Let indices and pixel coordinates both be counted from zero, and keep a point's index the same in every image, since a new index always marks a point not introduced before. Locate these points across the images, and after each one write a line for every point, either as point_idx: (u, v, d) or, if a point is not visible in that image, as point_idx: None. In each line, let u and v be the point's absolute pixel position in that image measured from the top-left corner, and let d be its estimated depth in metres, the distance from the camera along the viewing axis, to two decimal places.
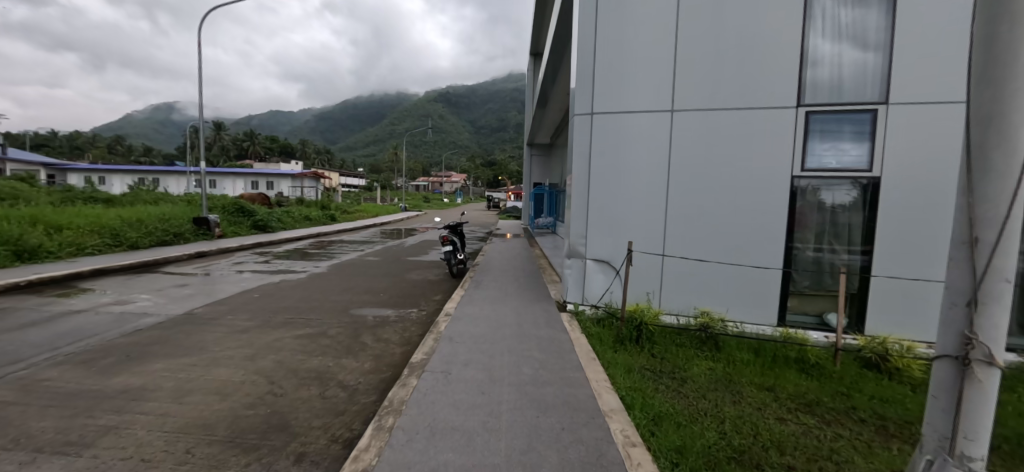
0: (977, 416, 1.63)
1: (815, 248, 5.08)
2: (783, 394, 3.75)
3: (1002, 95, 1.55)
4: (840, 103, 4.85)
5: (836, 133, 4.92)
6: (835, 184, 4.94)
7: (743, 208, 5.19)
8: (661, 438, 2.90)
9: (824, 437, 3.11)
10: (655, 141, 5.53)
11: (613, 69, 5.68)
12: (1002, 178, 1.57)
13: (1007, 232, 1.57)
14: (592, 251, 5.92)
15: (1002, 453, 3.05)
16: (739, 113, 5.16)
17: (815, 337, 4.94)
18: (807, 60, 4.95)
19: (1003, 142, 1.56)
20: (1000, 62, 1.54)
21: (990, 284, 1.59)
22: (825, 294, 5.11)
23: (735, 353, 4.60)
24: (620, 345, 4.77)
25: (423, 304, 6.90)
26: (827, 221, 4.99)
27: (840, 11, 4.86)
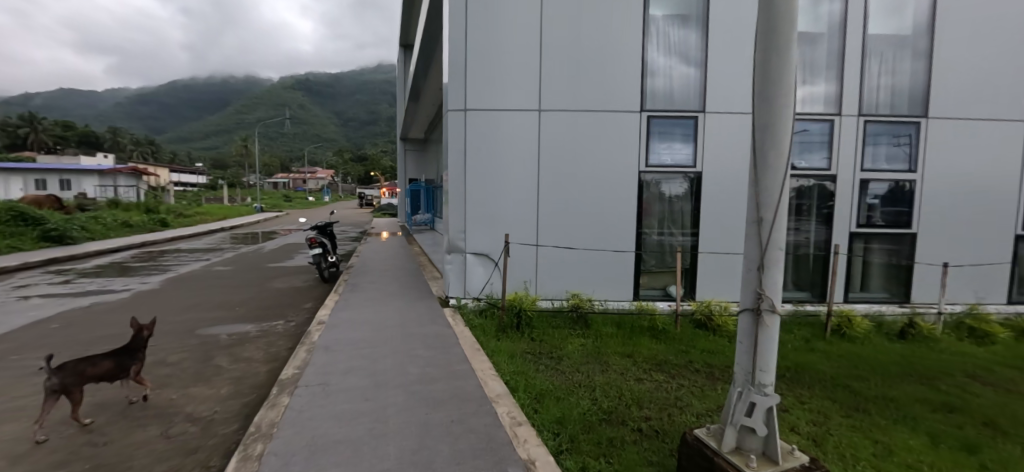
0: (766, 354, 2.14)
1: (658, 233, 6.01)
2: (639, 358, 4.38)
3: (774, 108, 2.05)
4: (672, 110, 5.82)
5: (670, 135, 5.88)
6: (672, 179, 5.92)
7: (602, 200, 5.86)
8: (542, 413, 3.15)
9: (673, 389, 3.74)
10: (526, 137, 5.83)
11: (485, 65, 5.78)
12: (774, 170, 2.08)
13: (778, 213, 2.08)
14: (472, 245, 5.96)
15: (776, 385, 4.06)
16: (597, 115, 5.79)
17: (661, 306, 5.85)
18: (647, 71, 5.81)
19: (776, 146, 2.07)
20: (771, 85, 2.04)
21: (771, 253, 2.10)
22: (667, 270, 6.09)
23: (601, 328, 5.19)
24: (502, 333, 4.97)
25: (290, 315, 6.21)
26: (666, 209, 5.97)
27: (669, 31, 5.82)
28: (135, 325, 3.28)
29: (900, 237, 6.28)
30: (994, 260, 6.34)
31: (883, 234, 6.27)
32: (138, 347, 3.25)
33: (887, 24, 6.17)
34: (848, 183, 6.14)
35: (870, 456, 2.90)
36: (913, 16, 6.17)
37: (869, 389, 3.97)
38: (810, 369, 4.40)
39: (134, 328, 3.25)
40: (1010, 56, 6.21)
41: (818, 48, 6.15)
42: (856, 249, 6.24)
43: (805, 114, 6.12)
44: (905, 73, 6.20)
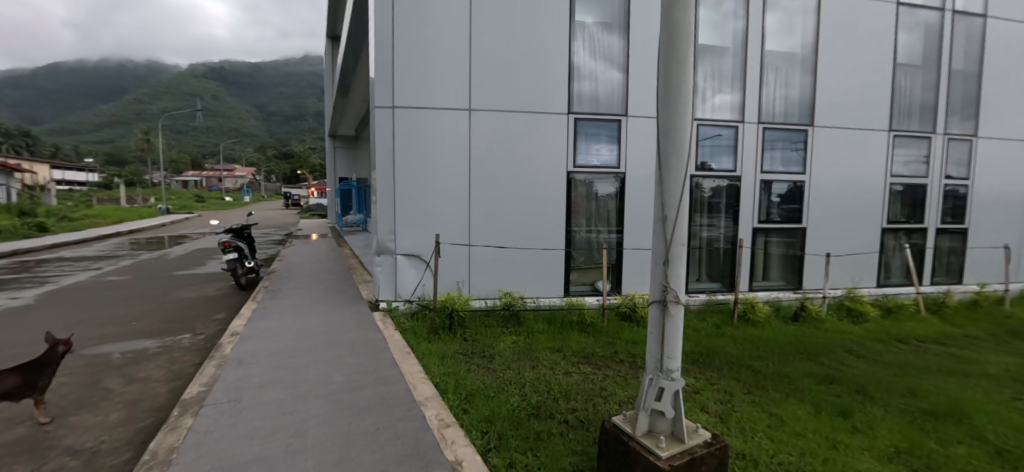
0: (672, 342, 2.31)
1: (586, 230, 6.26)
2: (568, 352, 4.53)
3: (675, 114, 2.21)
4: (597, 113, 6.10)
5: (596, 136, 6.16)
6: (598, 179, 6.20)
7: (533, 199, 5.99)
8: (472, 413, 3.15)
9: (599, 380, 3.92)
10: (458, 137, 5.79)
11: (413, 61, 5.63)
12: (676, 171, 2.25)
13: (680, 211, 2.26)
14: (402, 246, 5.80)
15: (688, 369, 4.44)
16: (527, 116, 5.90)
17: (590, 301, 6.11)
18: (574, 75, 6.03)
19: (677, 149, 2.23)
20: (672, 93, 2.20)
21: (675, 248, 2.27)
22: (595, 266, 6.37)
23: (533, 325, 5.31)
24: (434, 335, 4.90)
25: (199, 327, 5.64)
26: (593, 208, 6.23)
27: (593, 37, 6.10)
28: (51, 340, 2.97)
29: (794, 231, 7.08)
30: (866, 250, 7.37)
31: (780, 228, 7.03)
32: (48, 363, 2.92)
33: (780, 42, 6.92)
34: (751, 183, 6.81)
35: (766, 427, 3.25)
36: (801, 36, 6.99)
37: (768, 367, 4.43)
38: (719, 353, 4.83)
39: (46, 341, 2.94)
40: (875, 75, 7.25)
41: (725, 60, 6.75)
42: (758, 242, 6.95)
43: (715, 120, 6.68)
44: (795, 86, 6.99)
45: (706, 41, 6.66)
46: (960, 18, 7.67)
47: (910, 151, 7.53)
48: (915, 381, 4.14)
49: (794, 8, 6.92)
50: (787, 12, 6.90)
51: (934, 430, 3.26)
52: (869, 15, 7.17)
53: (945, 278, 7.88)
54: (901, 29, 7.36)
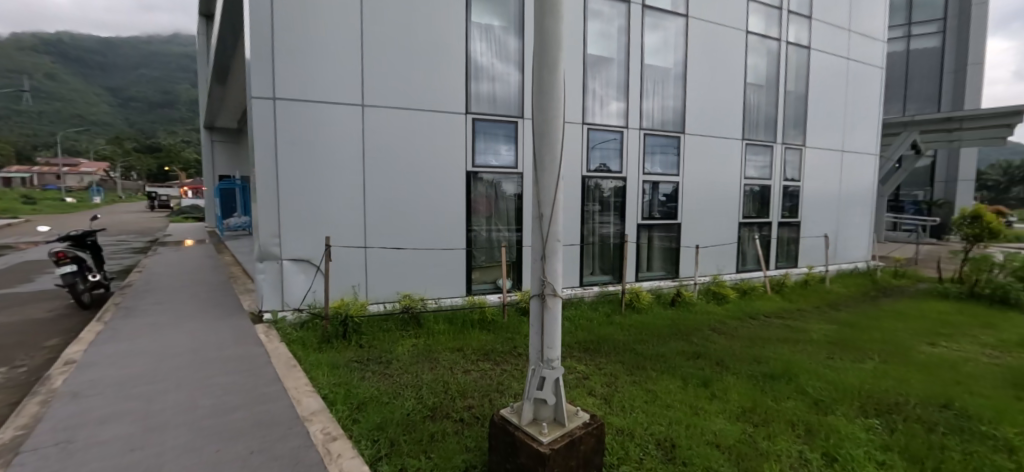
0: (552, 333, 2.47)
1: (487, 229, 6.38)
2: (468, 350, 4.59)
3: (548, 118, 2.37)
4: (494, 113, 6.29)
5: (494, 137, 6.34)
6: (498, 179, 6.36)
7: (433, 199, 5.95)
8: (362, 422, 3.03)
9: (496, 375, 4.03)
10: (351, 133, 5.50)
11: (297, 49, 5.19)
12: (550, 172, 2.42)
13: (555, 209, 2.43)
14: (289, 250, 5.34)
15: (578, 357, 4.76)
16: (424, 114, 5.84)
17: (491, 299, 6.26)
18: (471, 75, 6.13)
19: (550, 150, 2.40)
20: (544, 99, 2.36)
21: (551, 244, 2.44)
22: (495, 265, 6.54)
23: (434, 326, 5.28)
24: (326, 345, 4.59)
25: (19, 357, 4.59)
26: (493, 207, 6.38)
27: (489, 40, 6.27)
28: None
29: (671, 226, 7.96)
30: (727, 241, 8.57)
31: (660, 224, 7.85)
32: None
33: (657, 57, 7.73)
34: (636, 184, 7.50)
35: (643, 403, 3.62)
36: (674, 53, 7.86)
37: (648, 349, 4.94)
38: (608, 340, 5.26)
39: None
40: (731, 92, 8.44)
41: (612, 70, 7.32)
42: (642, 237, 7.69)
43: (604, 125, 7.22)
44: (670, 97, 7.86)
45: (595, 52, 7.14)
46: (792, 48, 9.26)
47: (758, 157, 8.92)
48: (759, 351, 4.94)
49: (667, 27, 7.76)
50: (661, 31, 7.72)
51: (772, 389, 3.91)
52: (726, 40, 8.32)
53: (785, 262, 9.49)
54: (750, 53, 8.66)
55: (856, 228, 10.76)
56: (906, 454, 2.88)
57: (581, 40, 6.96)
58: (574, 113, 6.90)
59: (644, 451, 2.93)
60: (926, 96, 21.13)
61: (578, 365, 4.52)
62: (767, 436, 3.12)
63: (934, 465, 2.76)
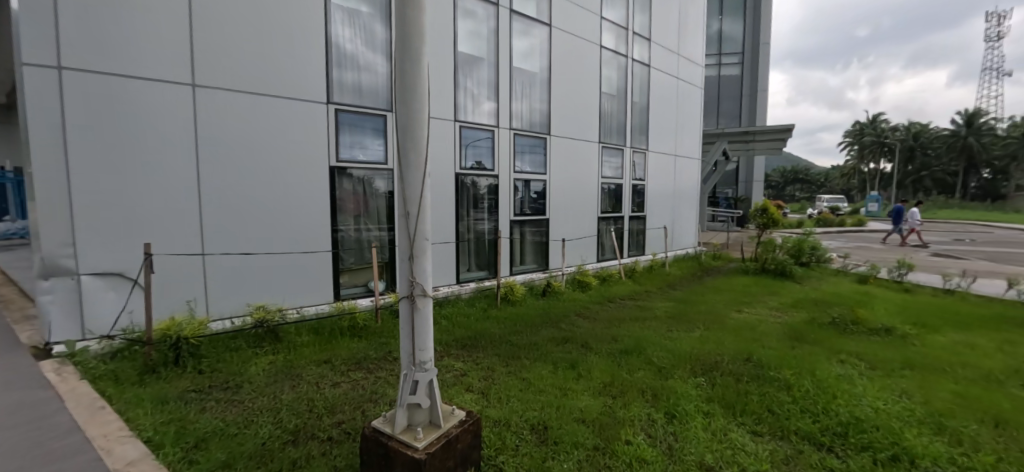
0: (423, 334, 2.43)
1: (355, 229, 5.99)
2: (336, 361, 4.27)
3: (411, 113, 2.32)
4: (360, 105, 5.91)
5: (360, 130, 5.95)
6: (366, 176, 6.01)
7: (289, 196, 5.35)
8: (202, 463, 2.56)
9: (369, 384, 3.81)
10: (177, 118, 4.59)
11: (93, 9, 4.11)
12: (415, 168, 2.37)
13: (421, 207, 2.39)
14: (91, 263, 4.24)
15: (455, 354, 4.78)
16: (276, 101, 5.19)
17: (362, 303, 5.92)
18: (332, 62, 5.64)
19: (415, 146, 2.35)
20: (408, 92, 2.29)
21: (419, 243, 2.41)
22: (366, 266, 6.18)
23: (295, 339, 4.77)
24: (149, 377, 3.76)
25: None
26: (361, 205, 6.00)
27: (352, 25, 5.83)
28: None
29: (541, 222, 8.49)
30: (589, 234, 9.48)
31: (531, 220, 8.31)
32: None
33: (525, 60, 8.13)
34: (508, 182, 7.79)
35: (517, 392, 3.78)
36: (539, 59, 8.35)
37: (522, 339, 5.19)
38: (484, 334, 5.37)
39: None
40: (589, 99, 9.33)
41: (482, 70, 7.46)
42: (515, 233, 8.03)
43: (476, 123, 7.33)
44: (537, 100, 8.35)
45: (465, 51, 7.17)
46: (636, 64, 10.63)
47: (612, 158, 10.05)
48: (616, 330, 5.57)
49: (533, 34, 8.20)
50: (527, 38, 8.12)
51: (626, 364, 4.43)
52: (583, 51, 9.16)
53: (635, 251, 10.91)
54: (603, 66, 9.69)
55: (687, 220, 12.91)
56: (722, 403, 3.54)
57: (451, 37, 6.92)
58: (446, 109, 6.86)
59: (519, 437, 3.06)
60: (732, 113, 26.39)
61: (454, 362, 4.54)
62: (622, 405, 3.53)
63: (741, 408, 3.45)
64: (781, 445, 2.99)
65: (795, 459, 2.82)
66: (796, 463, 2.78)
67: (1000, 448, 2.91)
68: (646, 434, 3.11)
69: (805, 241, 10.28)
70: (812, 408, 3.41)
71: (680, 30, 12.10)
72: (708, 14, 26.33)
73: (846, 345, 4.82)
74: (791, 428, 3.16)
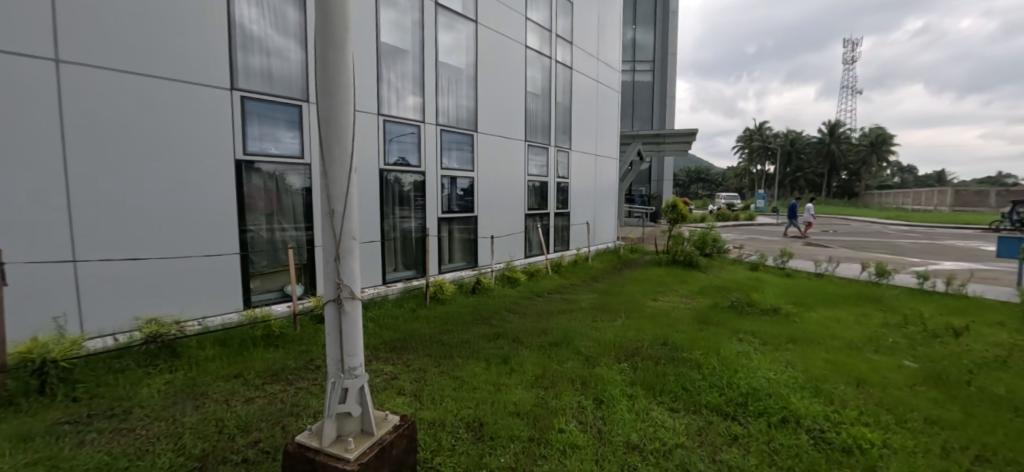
0: (352, 338, 2.32)
1: (267, 229, 5.50)
2: (250, 375, 3.92)
3: (335, 103, 2.19)
4: (270, 93, 5.42)
5: (272, 121, 5.46)
6: (279, 171, 5.55)
7: (186, 193, 4.75)
8: None
9: (288, 397, 3.56)
10: (35, 99, 3.84)
11: None
12: (340, 163, 2.24)
13: (347, 204, 2.27)
14: None
15: (382, 357, 4.62)
16: (167, 84, 4.57)
17: (277, 310, 5.49)
18: (236, 44, 5.10)
19: (340, 139, 2.22)
20: (331, 81, 2.16)
21: (345, 243, 2.28)
22: (281, 269, 5.73)
23: (198, 353, 4.28)
24: (2, 411, 3.10)
25: None
26: (274, 203, 5.53)
27: (260, 5, 5.31)
28: None
29: (469, 219, 8.47)
30: (517, 231, 9.65)
31: (459, 217, 8.24)
32: None
33: (451, 55, 8.02)
34: (435, 179, 7.65)
35: (451, 391, 3.74)
36: (465, 55, 8.29)
37: (454, 338, 5.14)
38: (415, 335, 5.23)
39: None
40: (515, 98, 9.48)
41: (407, 63, 7.22)
42: (443, 231, 7.92)
43: (401, 118, 7.09)
44: (464, 96, 8.29)
45: (389, 42, 6.89)
46: (559, 66, 11.01)
47: (538, 157, 10.32)
48: (545, 323, 5.74)
49: (459, 30, 8.12)
50: (453, 33, 8.02)
51: (556, 355, 4.59)
52: (509, 50, 9.27)
53: (560, 246, 11.33)
54: (528, 66, 9.90)
55: (607, 216, 13.68)
56: (644, 385, 3.82)
57: (373, 26, 6.60)
58: (369, 102, 6.55)
59: (455, 437, 3.04)
60: (645, 116, 28.41)
61: (383, 365, 4.38)
62: (554, 395, 3.65)
63: (661, 388, 3.75)
64: (695, 418, 3.31)
65: (706, 430, 3.14)
66: (708, 433, 3.10)
67: (860, 403, 3.51)
68: (578, 421, 3.26)
69: (708, 234, 11.43)
70: (718, 383, 3.82)
71: (599, 37, 12.74)
72: (623, 23, 27.99)
73: (744, 326, 5.46)
74: (702, 402, 3.51)
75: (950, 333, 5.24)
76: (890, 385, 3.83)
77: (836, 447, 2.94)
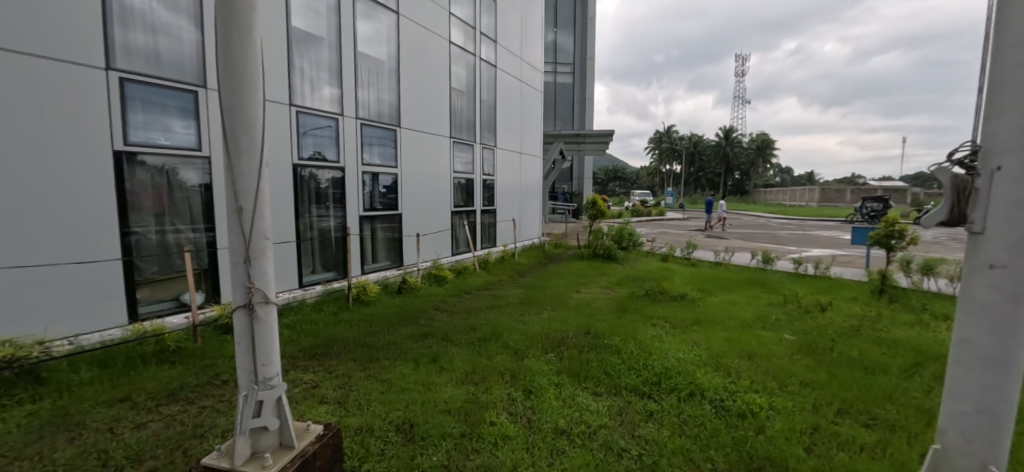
0: (266, 346, 2.15)
1: (157, 230, 4.88)
2: (140, 397, 3.48)
3: (241, 91, 2.01)
4: (158, 76, 4.77)
5: (160, 108, 4.81)
6: (170, 164, 4.92)
7: (45, 188, 4.03)
8: None
9: (189, 418, 3.22)
10: None
11: None
12: (250, 156, 2.06)
13: (258, 201, 2.09)
14: None
15: (300, 365, 4.33)
16: (17, 58, 3.82)
17: (172, 322, 4.90)
18: (112, 16, 4.41)
19: (247, 129, 2.04)
20: (235, 66, 1.98)
21: (256, 243, 2.10)
22: (176, 276, 5.11)
23: (71, 378, 3.70)
24: None
25: None
26: (165, 201, 4.91)
27: None
28: None
29: (393, 217, 8.20)
30: (443, 229, 9.54)
31: (382, 215, 7.94)
32: None
33: (371, 46, 7.68)
34: (356, 175, 7.29)
35: (379, 395, 3.61)
36: (386, 47, 7.99)
37: (380, 340, 4.96)
38: (337, 340, 4.96)
39: None
40: (439, 93, 9.34)
41: (322, 51, 6.78)
42: (366, 229, 7.58)
43: (316, 110, 6.64)
44: (385, 89, 7.98)
45: (301, 27, 6.41)
46: (484, 64, 11.06)
47: (464, 154, 10.28)
48: (474, 320, 5.77)
49: (379, 20, 7.80)
50: (373, 23, 7.68)
51: (486, 350, 4.64)
52: (433, 45, 9.11)
53: (488, 243, 11.41)
54: (453, 62, 9.81)
55: (532, 213, 14.05)
56: (570, 373, 4.02)
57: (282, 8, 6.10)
58: (279, 91, 6.05)
59: (384, 441, 2.95)
60: (566, 117, 29.57)
61: (301, 374, 4.11)
62: (485, 390, 3.69)
63: (585, 374, 3.97)
64: (616, 399, 3.56)
65: (626, 409, 3.40)
66: (628, 412, 3.35)
67: (751, 373, 4.02)
68: (508, 412, 3.33)
69: (625, 229, 12.25)
70: (636, 365, 4.14)
71: (522, 37, 13.01)
72: (544, 25, 28.80)
73: (656, 311, 5.96)
74: (622, 384, 3.78)
75: (818, 309, 6.19)
76: (774, 356, 4.44)
77: (733, 413, 3.34)
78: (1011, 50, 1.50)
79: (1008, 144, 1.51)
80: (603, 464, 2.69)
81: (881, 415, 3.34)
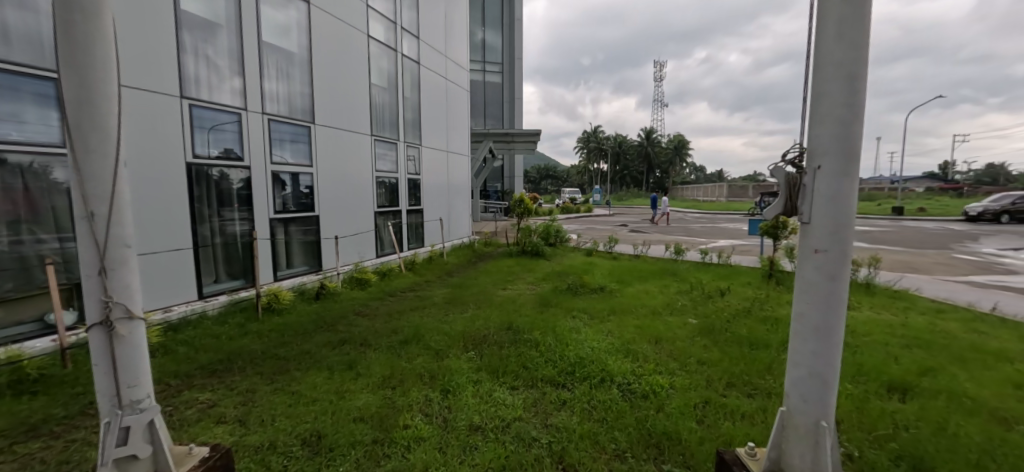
0: (131, 366, 1.94)
1: (10, 240, 4.18)
2: None
3: (87, 82, 1.78)
4: (4, 60, 4.07)
5: (10, 97, 4.12)
6: (31, 163, 4.29)
7: None
8: None
9: (53, 455, 2.81)
10: None
11: None
12: (104, 156, 1.83)
13: (115, 207, 1.87)
14: None
15: (195, 384, 3.94)
16: None
17: (35, 347, 4.23)
18: None
19: (97, 126, 1.81)
20: (78, 52, 1.74)
21: (113, 252, 1.87)
22: (39, 293, 4.42)
23: None
24: None
25: None
26: (19, 206, 4.22)
27: None
28: None
29: (309, 219, 7.73)
30: (366, 230, 9.18)
31: (297, 218, 7.46)
32: None
33: (280, 36, 7.15)
34: (264, 174, 6.76)
35: (285, 408, 3.40)
36: (297, 38, 7.48)
37: (291, 350, 4.67)
38: (242, 353, 4.57)
39: None
40: (359, 89, 8.96)
41: (221, 38, 6.19)
42: (278, 233, 7.07)
43: (215, 103, 6.05)
44: (297, 83, 7.49)
45: (194, 11, 5.79)
46: (407, 60, 10.78)
47: (387, 152, 9.96)
48: (396, 323, 5.61)
49: (288, 8, 7.28)
50: (281, 11, 7.15)
51: (405, 353, 4.55)
52: (351, 38, 8.71)
53: (415, 244, 11.17)
54: (373, 57, 9.46)
55: (461, 211, 13.98)
56: (489, 370, 4.07)
57: None
58: (167, 82, 5.43)
59: (287, 457, 2.79)
60: (496, 116, 29.76)
61: (197, 393, 3.75)
62: (401, 393, 3.62)
63: (503, 370, 4.05)
64: (532, 392, 3.67)
65: (540, 400, 3.52)
66: (542, 403, 3.47)
67: (655, 357, 4.35)
68: (423, 413, 3.31)
69: (552, 226, 12.63)
70: (553, 357, 4.30)
71: (447, 35, 12.87)
72: (472, 22, 28.67)
73: (576, 305, 6.22)
74: (539, 377, 3.91)
75: (717, 294, 6.85)
76: (677, 339, 4.84)
77: (638, 395, 3.59)
78: (826, 68, 1.76)
79: (826, 148, 1.78)
80: (513, 455, 2.76)
81: (761, 385, 3.78)
